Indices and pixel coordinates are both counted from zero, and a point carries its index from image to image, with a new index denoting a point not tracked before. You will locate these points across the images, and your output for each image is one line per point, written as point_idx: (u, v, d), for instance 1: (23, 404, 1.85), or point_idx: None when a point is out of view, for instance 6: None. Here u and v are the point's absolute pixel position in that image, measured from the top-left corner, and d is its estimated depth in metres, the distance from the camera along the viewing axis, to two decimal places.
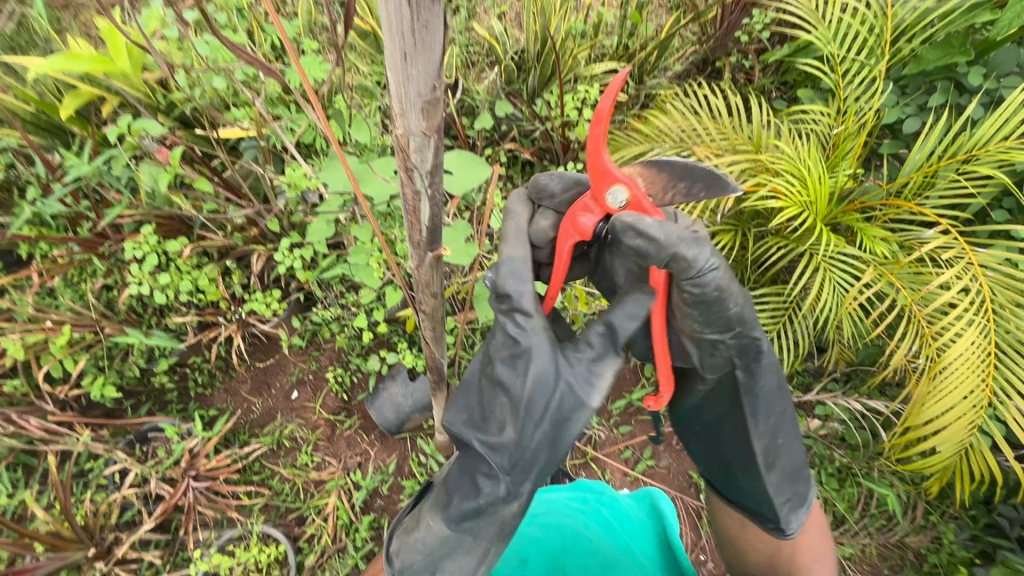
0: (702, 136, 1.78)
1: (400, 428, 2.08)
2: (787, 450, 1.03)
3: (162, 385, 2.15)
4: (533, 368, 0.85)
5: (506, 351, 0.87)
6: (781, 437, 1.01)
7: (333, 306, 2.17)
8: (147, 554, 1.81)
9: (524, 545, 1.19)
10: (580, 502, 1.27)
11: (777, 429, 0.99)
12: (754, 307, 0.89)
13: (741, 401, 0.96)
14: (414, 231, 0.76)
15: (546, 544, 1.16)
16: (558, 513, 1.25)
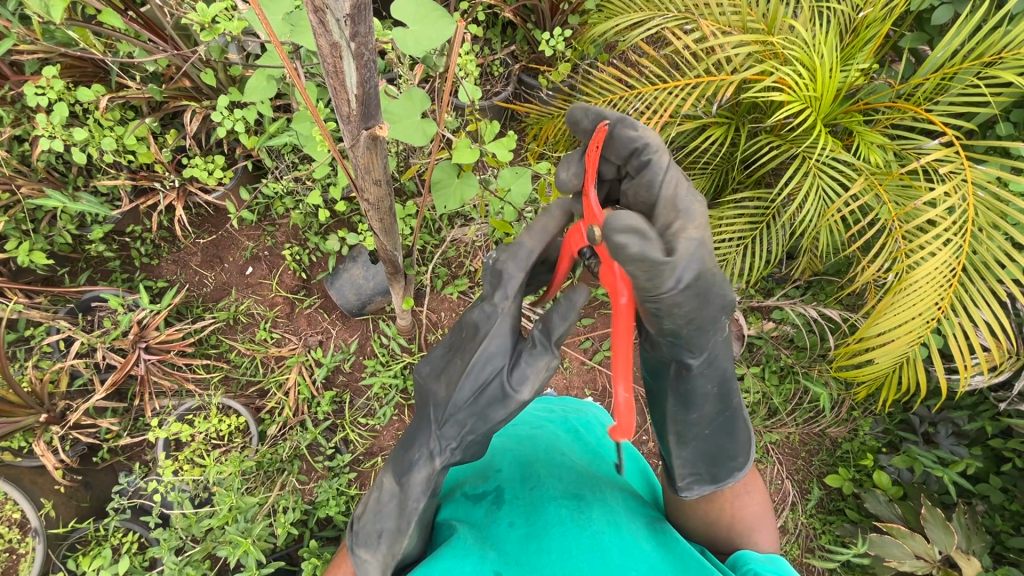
0: (711, 7, 1.52)
1: (361, 310, 2.04)
2: (711, 440, 0.92)
3: (100, 253, 2.00)
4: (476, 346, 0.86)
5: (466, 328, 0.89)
6: (707, 429, 0.91)
7: (286, 178, 2.01)
8: (103, 421, 1.80)
9: (496, 454, 1.09)
10: (545, 412, 1.25)
11: (704, 421, 0.90)
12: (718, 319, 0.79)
13: (677, 383, 0.87)
14: (341, 99, 0.62)
15: (522, 452, 1.07)
16: (526, 425, 1.18)
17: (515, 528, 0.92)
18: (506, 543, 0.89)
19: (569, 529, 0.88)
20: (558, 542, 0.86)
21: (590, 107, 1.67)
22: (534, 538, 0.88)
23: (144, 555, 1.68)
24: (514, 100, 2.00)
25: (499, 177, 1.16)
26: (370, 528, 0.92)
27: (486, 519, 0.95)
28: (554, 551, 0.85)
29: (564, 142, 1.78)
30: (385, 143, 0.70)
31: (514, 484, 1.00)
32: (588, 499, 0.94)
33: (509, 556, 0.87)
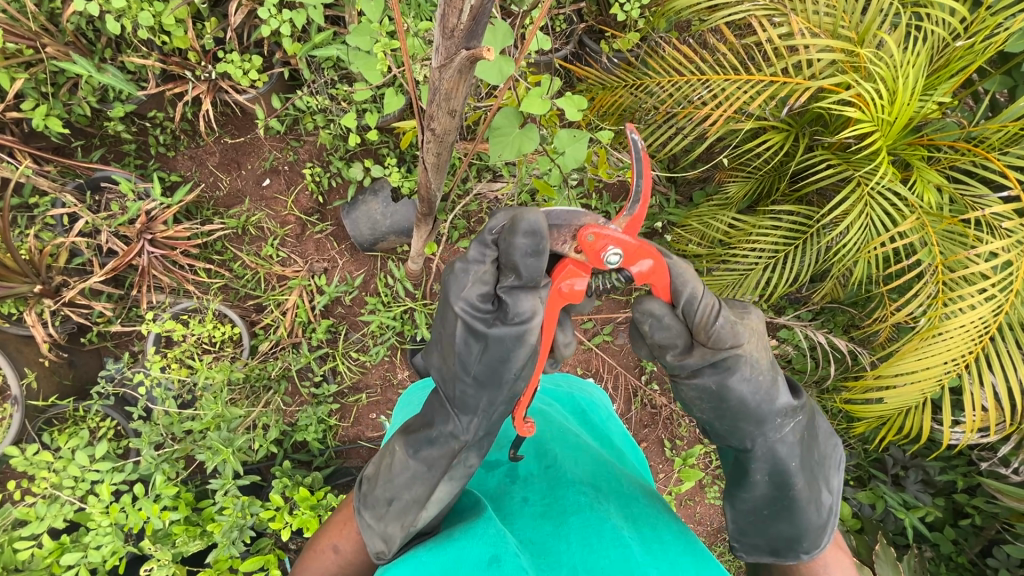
0: (805, 3, 1.43)
1: (372, 246, 1.98)
2: (771, 528, 1.01)
3: (117, 134, 1.92)
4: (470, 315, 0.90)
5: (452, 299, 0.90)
6: (777, 522, 1.00)
7: (321, 95, 1.93)
8: (98, 304, 1.78)
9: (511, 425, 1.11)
10: (552, 387, 1.28)
11: (773, 512, 1.01)
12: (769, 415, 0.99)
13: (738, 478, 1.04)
14: (451, 9, 0.55)
15: (537, 428, 1.11)
16: (538, 398, 1.22)
17: (529, 503, 0.95)
18: (522, 518, 0.91)
19: (589, 515, 0.88)
20: (577, 528, 0.86)
21: (651, 84, 1.59)
22: (551, 518, 0.89)
23: (119, 443, 1.69)
24: (572, 61, 1.91)
25: (555, 138, 1.11)
26: (380, 498, 0.96)
27: (501, 491, 1.00)
28: (572, 538, 0.84)
29: (617, 116, 1.70)
30: (477, 70, 0.64)
31: (529, 460, 1.03)
32: (605, 486, 0.95)
33: (526, 530, 0.88)
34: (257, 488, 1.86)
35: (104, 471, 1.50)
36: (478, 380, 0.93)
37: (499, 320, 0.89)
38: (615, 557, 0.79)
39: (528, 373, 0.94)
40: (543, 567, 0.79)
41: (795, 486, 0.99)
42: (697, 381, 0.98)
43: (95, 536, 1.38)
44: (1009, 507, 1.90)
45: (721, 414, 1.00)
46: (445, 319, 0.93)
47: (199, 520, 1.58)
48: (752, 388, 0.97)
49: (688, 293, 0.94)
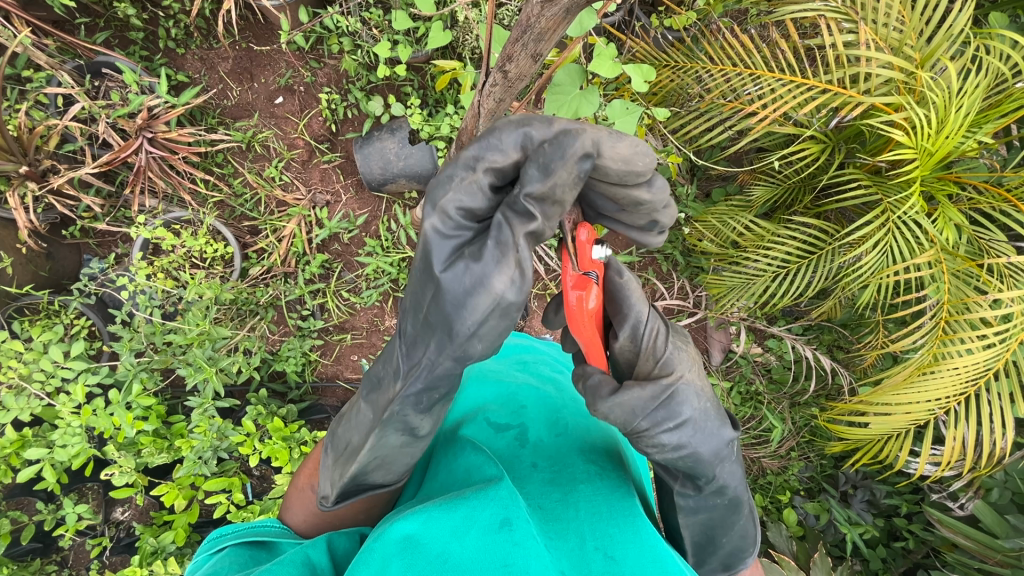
0: (877, 13, 1.38)
1: (380, 187, 1.89)
2: (709, 540, 0.95)
3: (126, 18, 1.78)
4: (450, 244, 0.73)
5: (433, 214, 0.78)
6: (713, 533, 0.94)
7: (352, 17, 1.81)
8: (86, 198, 1.68)
9: (520, 388, 1.09)
10: (561, 360, 1.29)
11: (709, 527, 0.94)
12: (717, 446, 0.88)
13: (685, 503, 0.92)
14: None
15: (549, 394, 1.10)
16: (547, 367, 1.21)
17: (538, 470, 0.94)
18: (531, 483, 0.90)
19: (599, 486, 0.90)
20: (586, 498, 0.87)
21: (700, 69, 1.52)
22: (560, 486, 0.89)
23: (94, 345, 1.64)
24: (621, 31, 1.83)
25: (609, 107, 1.07)
26: (338, 440, 0.92)
27: (509, 453, 0.97)
28: (581, 508, 0.86)
29: (658, 98, 1.64)
30: (579, 14, 0.58)
31: (540, 426, 1.01)
32: (614, 458, 0.98)
33: (536, 496, 0.88)
34: (230, 412, 1.83)
35: (77, 371, 1.45)
36: (428, 328, 0.76)
37: (469, 264, 0.71)
38: (627, 532, 0.82)
39: (488, 335, 0.73)
40: (554, 534, 0.81)
41: (735, 505, 0.93)
42: (661, 419, 0.85)
43: (64, 435, 1.35)
44: (942, 537, 1.97)
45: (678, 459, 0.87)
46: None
47: (167, 433, 1.55)
48: (696, 414, 0.87)
49: (637, 316, 0.89)
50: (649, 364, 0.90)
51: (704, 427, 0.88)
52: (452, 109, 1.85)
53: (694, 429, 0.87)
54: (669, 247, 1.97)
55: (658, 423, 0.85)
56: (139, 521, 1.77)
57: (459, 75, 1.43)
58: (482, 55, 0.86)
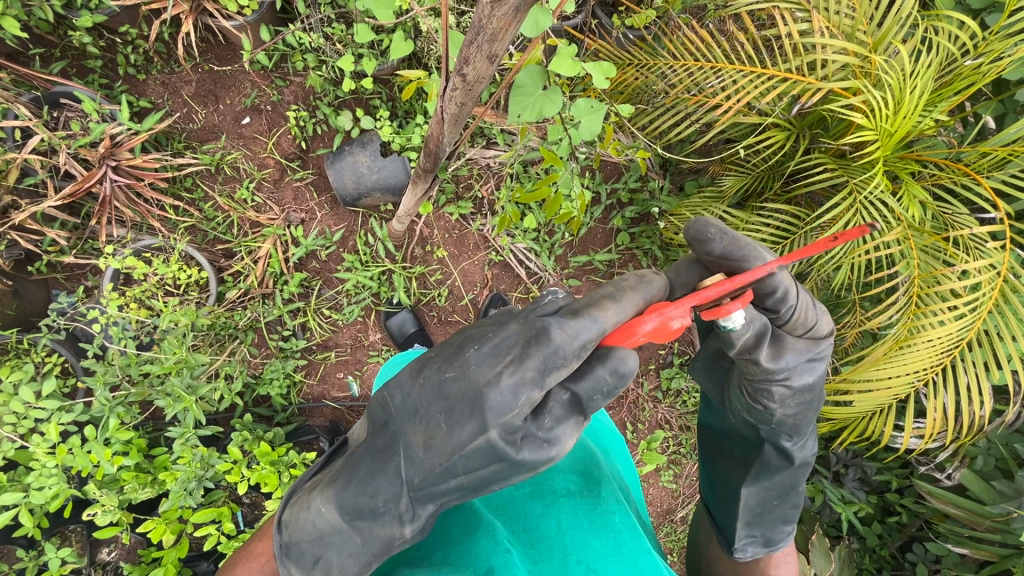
0: (828, 2, 1.42)
1: (355, 201, 1.88)
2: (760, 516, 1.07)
3: (83, 47, 1.75)
4: (494, 431, 0.73)
5: (452, 371, 0.77)
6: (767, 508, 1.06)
7: (315, 33, 1.80)
8: (51, 231, 1.64)
9: None
10: None
11: (764, 503, 1.05)
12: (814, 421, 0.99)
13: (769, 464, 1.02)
14: None
15: None
16: None
17: (519, 487, 1.00)
18: (513, 503, 0.97)
19: (578, 502, 0.95)
20: (568, 511, 0.93)
21: (663, 66, 1.55)
22: (540, 499, 0.96)
23: (68, 382, 1.59)
24: (583, 33, 1.85)
25: (573, 106, 1.08)
26: (306, 549, 0.85)
27: None
28: (563, 523, 0.92)
29: (624, 97, 1.66)
30: (532, 15, 0.59)
31: None
32: (592, 470, 1.04)
33: (518, 517, 0.95)
34: (215, 440, 1.79)
35: (50, 410, 1.40)
36: (445, 480, 0.77)
37: (511, 449, 0.73)
38: (607, 546, 0.88)
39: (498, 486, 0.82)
40: (537, 558, 0.87)
41: (795, 488, 1.04)
42: (793, 376, 0.93)
43: (39, 477, 1.30)
44: (933, 508, 2.00)
45: (791, 423, 0.96)
46: (431, 374, 0.79)
47: (149, 467, 1.51)
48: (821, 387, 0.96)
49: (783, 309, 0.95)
50: (800, 329, 0.98)
51: (809, 404, 0.97)
52: (422, 119, 1.85)
53: (813, 396, 0.96)
54: (646, 242, 2.05)
55: (788, 385, 0.93)
56: (127, 560, 1.71)
57: (424, 85, 1.43)
58: (444, 59, 0.87)
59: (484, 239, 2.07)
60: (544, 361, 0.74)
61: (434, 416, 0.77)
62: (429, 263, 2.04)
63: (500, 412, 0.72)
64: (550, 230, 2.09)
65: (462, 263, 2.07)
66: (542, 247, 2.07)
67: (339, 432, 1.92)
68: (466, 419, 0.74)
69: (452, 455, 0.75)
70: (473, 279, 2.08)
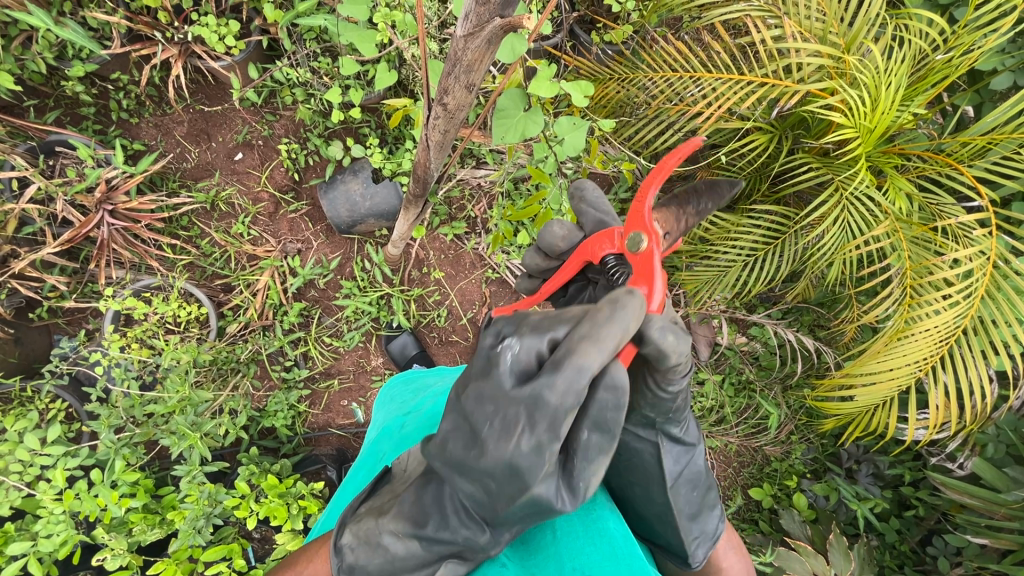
0: (798, 7, 1.46)
1: (350, 228, 1.90)
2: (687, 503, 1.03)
3: (76, 95, 1.78)
4: (542, 477, 0.73)
5: (477, 444, 0.74)
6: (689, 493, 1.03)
7: (302, 67, 1.84)
8: (50, 277, 1.66)
9: None
10: None
11: (687, 487, 1.03)
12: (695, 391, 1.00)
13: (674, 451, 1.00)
14: None
15: None
16: None
17: None
18: None
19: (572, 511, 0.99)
20: (562, 519, 0.97)
21: (643, 78, 1.58)
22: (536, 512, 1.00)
23: (73, 427, 1.59)
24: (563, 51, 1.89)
25: (555, 124, 1.11)
26: None
27: None
28: (558, 531, 0.95)
29: (607, 110, 1.69)
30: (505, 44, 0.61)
31: None
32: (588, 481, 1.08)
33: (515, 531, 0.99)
34: (222, 475, 1.79)
35: (56, 456, 1.40)
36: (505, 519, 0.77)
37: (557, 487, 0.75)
38: (601, 551, 0.90)
39: None
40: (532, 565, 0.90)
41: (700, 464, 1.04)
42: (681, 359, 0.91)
43: (47, 525, 1.29)
44: (949, 499, 1.98)
45: (680, 403, 0.96)
46: (457, 446, 0.77)
47: (157, 507, 1.50)
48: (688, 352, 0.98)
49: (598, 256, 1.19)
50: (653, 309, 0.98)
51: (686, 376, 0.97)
52: (411, 144, 1.88)
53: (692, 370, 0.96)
54: None
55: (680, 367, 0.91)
56: None
57: (410, 112, 1.46)
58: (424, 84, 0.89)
59: (479, 257, 2.09)
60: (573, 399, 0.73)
61: (474, 478, 0.75)
62: (427, 284, 2.06)
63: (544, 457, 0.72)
64: None
65: (460, 282, 2.08)
66: None
67: (346, 459, 1.91)
68: (511, 472, 0.73)
69: (505, 501, 0.75)
70: (471, 298, 2.09)
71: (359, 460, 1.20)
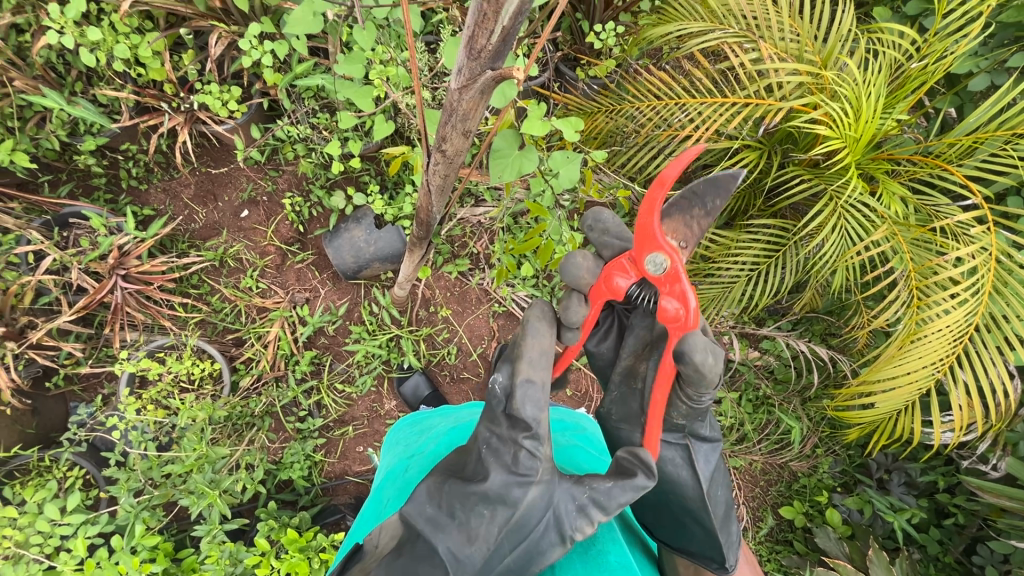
0: (771, 30, 1.53)
1: (356, 274, 1.94)
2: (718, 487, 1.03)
3: (88, 167, 1.85)
4: (527, 507, 0.77)
5: (473, 486, 0.78)
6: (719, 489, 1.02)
7: (302, 124, 1.91)
8: (67, 345, 1.69)
9: None
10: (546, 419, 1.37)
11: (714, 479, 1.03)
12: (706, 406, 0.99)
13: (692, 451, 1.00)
14: (480, 30, 0.56)
15: None
16: None
17: None
18: None
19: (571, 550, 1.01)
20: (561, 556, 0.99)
21: (630, 109, 1.64)
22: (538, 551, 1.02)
23: (91, 493, 1.59)
24: (551, 89, 1.96)
25: (549, 159, 1.15)
26: None
27: None
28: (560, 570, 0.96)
29: (597, 142, 1.74)
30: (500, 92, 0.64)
31: None
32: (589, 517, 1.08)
33: None
34: (240, 532, 1.76)
35: (76, 525, 1.39)
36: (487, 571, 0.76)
37: (554, 517, 0.79)
38: None
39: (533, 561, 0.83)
40: None
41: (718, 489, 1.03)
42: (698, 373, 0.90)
43: None
44: (988, 503, 1.91)
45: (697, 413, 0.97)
46: (453, 489, 0.80)
47: (178, 571, 1.48)
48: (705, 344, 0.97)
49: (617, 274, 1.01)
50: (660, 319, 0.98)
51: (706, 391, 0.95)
52: (411, 189, 1.93)
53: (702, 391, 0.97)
54: None
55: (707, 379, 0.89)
56: None
57: (410, 158, 1.52)
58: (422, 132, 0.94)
59: (485, 292, 2.11)
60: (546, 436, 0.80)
61: (467, 519, 0.77)
62: (435, 323, 2.08)
63: (525, 488, 0.77)
64: (548, 275, 2.14)
65: (467, 319, 2.10)
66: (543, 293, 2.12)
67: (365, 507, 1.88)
68: (496, 506, 0.77)
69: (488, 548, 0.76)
70: (479, 333, 2.10)
71: (365, 507, 1.20)
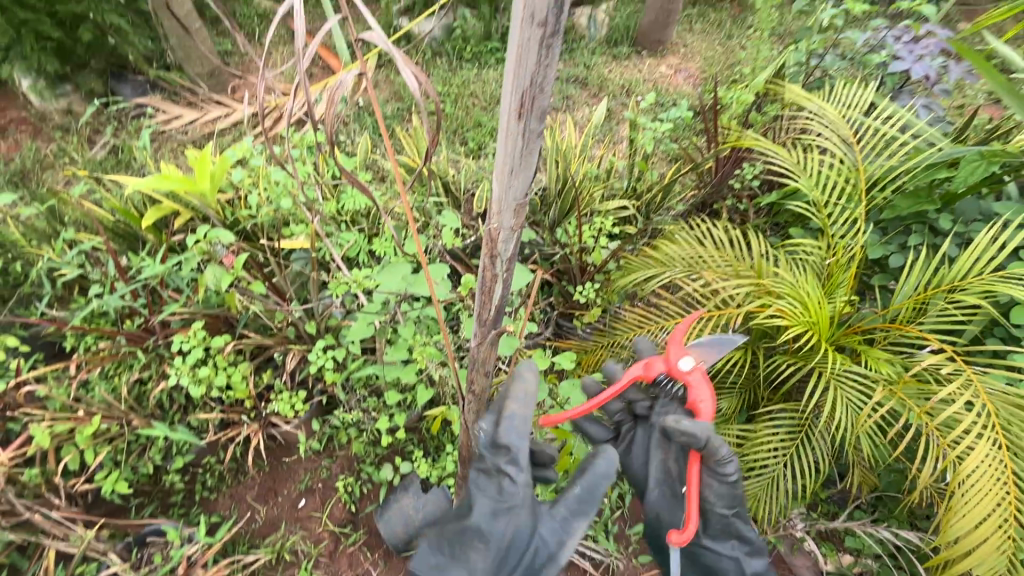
0: (709, 262, 1.98)
1: (407, 544, 1.97)
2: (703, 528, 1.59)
3: (171, 485, 2.07)
4: (517, 521, 1.23)
5: (478, 527, 1.22)
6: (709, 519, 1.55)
7: (355, 410, 2.14)
8: None
9: None
10: None
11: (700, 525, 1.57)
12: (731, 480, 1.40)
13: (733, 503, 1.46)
14: (485, 307, 0.97)
15: None
16: None
17: None
18: None
19: None
20: None
21: (622, 340, 1.95)
22: None
23: None
24: (558, 337, 2.33)
25: (559, 388, 1.41)
26: None
27: None
28: None
29: (604, 371, 2.01)
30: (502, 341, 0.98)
31: None
32: None
33: None
34: None
35: None
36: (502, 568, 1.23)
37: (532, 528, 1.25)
38: None
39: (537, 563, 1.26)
40: None
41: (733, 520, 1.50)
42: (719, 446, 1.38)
43: None
44: None
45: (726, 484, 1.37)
46: (455, 524, 1.28)
47: None
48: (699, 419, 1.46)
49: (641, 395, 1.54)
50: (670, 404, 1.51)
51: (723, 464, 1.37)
52: (451, 447, 2.11)
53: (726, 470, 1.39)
54: None
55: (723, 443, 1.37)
56: None
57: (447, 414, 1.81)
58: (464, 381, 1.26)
59: None
60: (523, 471, 1.21)
61: (473, 551, 1.24)
62: None
63: (518, 509, 1.23)
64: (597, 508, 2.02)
65: None
66: (597, 529, 1.95)
67: None
68: (494, 518, 1.23)
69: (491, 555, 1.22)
70: None
71: None
